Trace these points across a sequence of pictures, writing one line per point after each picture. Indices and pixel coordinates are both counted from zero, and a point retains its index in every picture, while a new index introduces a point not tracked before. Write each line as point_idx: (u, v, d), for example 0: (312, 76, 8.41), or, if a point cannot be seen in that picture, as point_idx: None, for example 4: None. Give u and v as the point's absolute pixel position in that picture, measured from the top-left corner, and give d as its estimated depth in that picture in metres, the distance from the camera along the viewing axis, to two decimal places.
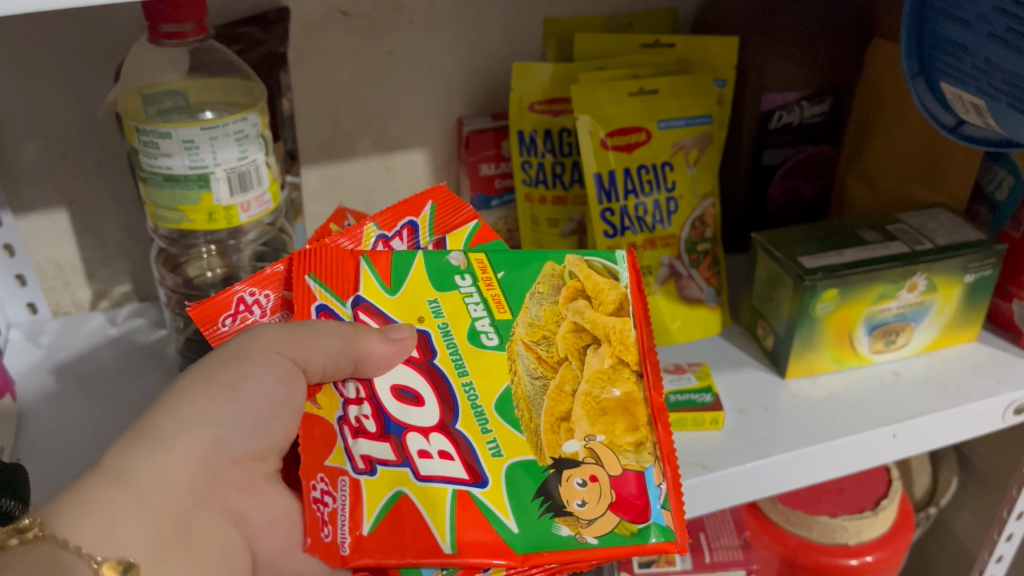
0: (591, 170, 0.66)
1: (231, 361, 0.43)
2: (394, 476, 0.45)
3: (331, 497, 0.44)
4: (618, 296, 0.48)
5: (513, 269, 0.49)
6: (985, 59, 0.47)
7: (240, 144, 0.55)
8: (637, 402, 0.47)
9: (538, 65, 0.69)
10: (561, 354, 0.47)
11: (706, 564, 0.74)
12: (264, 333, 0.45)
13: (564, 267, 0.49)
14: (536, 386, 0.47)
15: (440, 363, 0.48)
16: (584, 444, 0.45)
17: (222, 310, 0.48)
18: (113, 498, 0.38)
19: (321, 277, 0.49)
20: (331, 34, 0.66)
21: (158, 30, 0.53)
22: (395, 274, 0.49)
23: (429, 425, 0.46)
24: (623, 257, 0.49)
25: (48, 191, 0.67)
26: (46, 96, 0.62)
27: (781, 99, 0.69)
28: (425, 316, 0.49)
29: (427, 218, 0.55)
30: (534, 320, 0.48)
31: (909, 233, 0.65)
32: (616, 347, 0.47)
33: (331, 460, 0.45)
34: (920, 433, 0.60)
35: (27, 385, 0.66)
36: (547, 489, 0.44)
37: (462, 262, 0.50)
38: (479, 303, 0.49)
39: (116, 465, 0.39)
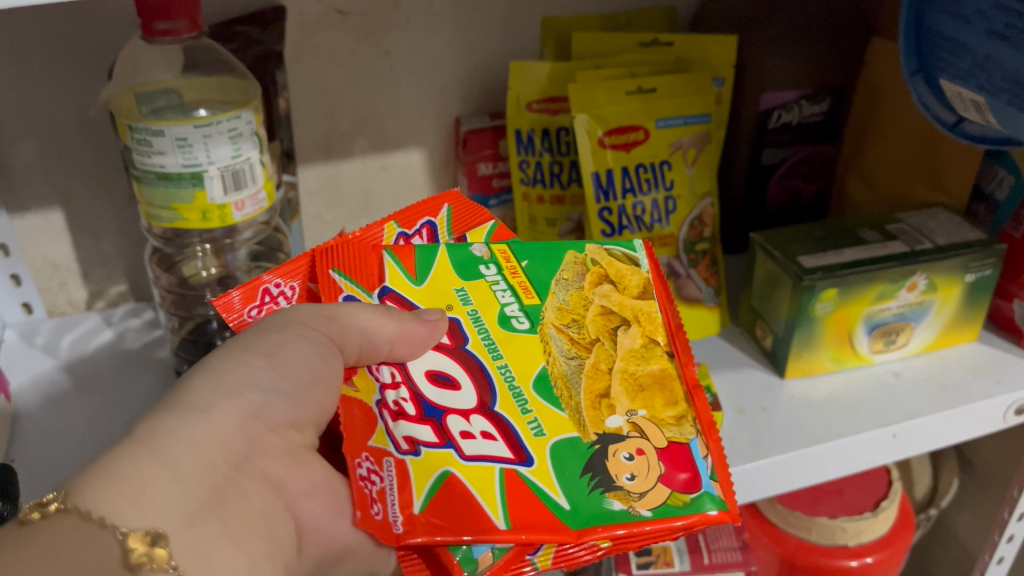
0: (588, 170, 0.66)
1: (269, 332, 0.43)
2: (439, 457, 0.43)
3: (379, 476, 0.41)
4: (641, 280, 0.50)
5: (536, 259, 0.51)
6: (983, 56, 0.46)
7: (234, 142, 0.55)
8: (673, 377, 0.47)
9: (534, 64, 0.68)
10: (592, 336, 0.48)
11: (705, 565, 0.72)
12: (300, 311, 0.45)
13: (586, 255, 0.51)
14: (572, 366, 0.47)
15: (473, 348, 0.47)
16: (627, 419, 0.45)
17: (246, 301, 0.48)
18: (141, 462, 0.35)
19: (345, 271, 0.48)
20: (328, 33, 0.66)
21: (152, 28, 0.52)
22: (420, 266, 0.50)
23: (469, 407, 0.45)
24: (640, 245, 0.52)
25: (43, 191, 0.66)
26: (40, 96, 0.62)
27: (779, 99, 0.69)
28: (453, 304, 0.49)
29: (445, 218, 0.55)
30: (563, 304, 0.49)
31: (908, 233, 0.65)
32: (647, 326, 0.48)
33: (374, 440, 0.43)
34: (919, 435, 0.59)
35: (24, 385, 0.65)
36: (595, 465, 0.43)
37: (485, 253, 0.51)
38: (507, 291, 0.49)
39: (146, 431, 0.37)
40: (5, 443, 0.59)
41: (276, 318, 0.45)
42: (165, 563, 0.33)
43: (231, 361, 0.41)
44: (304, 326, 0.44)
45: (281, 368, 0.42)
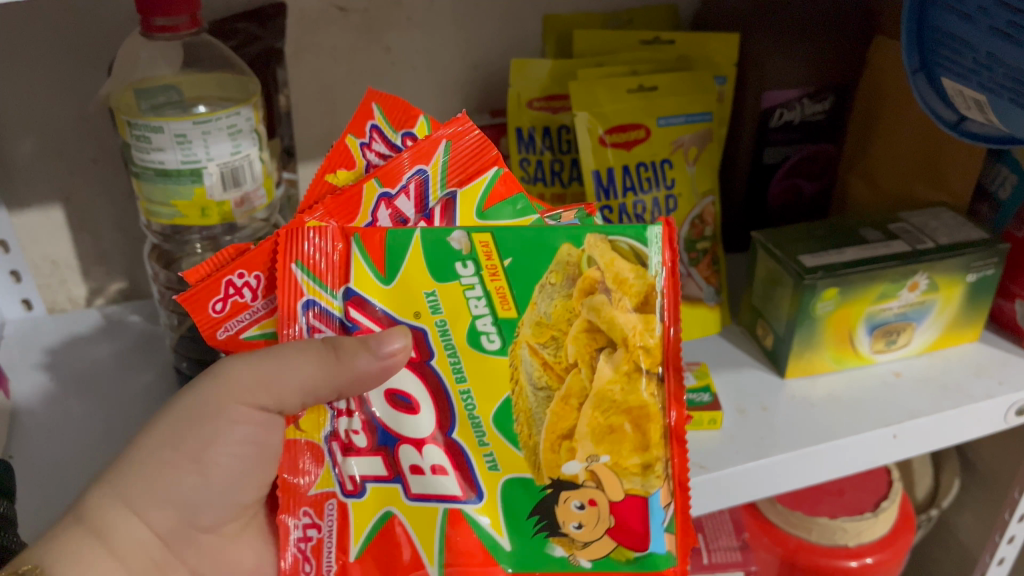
0: (589, 168, 0.66)
1: (201, 424, 0.43)
2: (383, 496, 0.45)
3: (317, 529, 0.45)
4: (643, 288, 0.41)
5: (522, 255, 0.42)
6: (986, 54, 0.46)
7: (234, 138, 0.55)
8: (652, 416, 0.42)
9: (535, 62, 0.68)
10: (569, 360, 0.42)
11: (703, 564, 0.74)
12: (235, 371, 0.42)
13: (582, 251, 0.41)
14: (539, 399, 0.43)
15: (438, 365, 0.43)
16: (585, 466, 0.43)
17: (209, 295, 0.42)
18: (89, 547, 0.41)
19: (309, 266, 0.43)
20: (328, 30, 0.66)
21: (151, 24, 0.52)
22: (390, 261, 0.42)
23: (423, 437, 0.44)
24: (656, 234, 0.40)
25: (43, 187, 0.66)
26: (41, 91, 0.62)
27: (782, 97, 0.69)
28: (422, 311, 0.43)
29: (439, 165, 0.48)
30: (542, 318, 0.42)
31: (910, 233, 0.64)
32: (637, 353, 0.42)
33: (317, 487, 0.45)
34: (919, 436, 0.59)
35: (22, 382, 0.65)
36: (545, 509, 0.44)
37: (465, 245, 0.42)
38: (482, 299, 0.42)
39: (96, 520, 0.41)
40: (4, 439, 0.59)
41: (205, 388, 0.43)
42: None
43: (161, 458, 0.42)
44: (235, 402, 0.42)
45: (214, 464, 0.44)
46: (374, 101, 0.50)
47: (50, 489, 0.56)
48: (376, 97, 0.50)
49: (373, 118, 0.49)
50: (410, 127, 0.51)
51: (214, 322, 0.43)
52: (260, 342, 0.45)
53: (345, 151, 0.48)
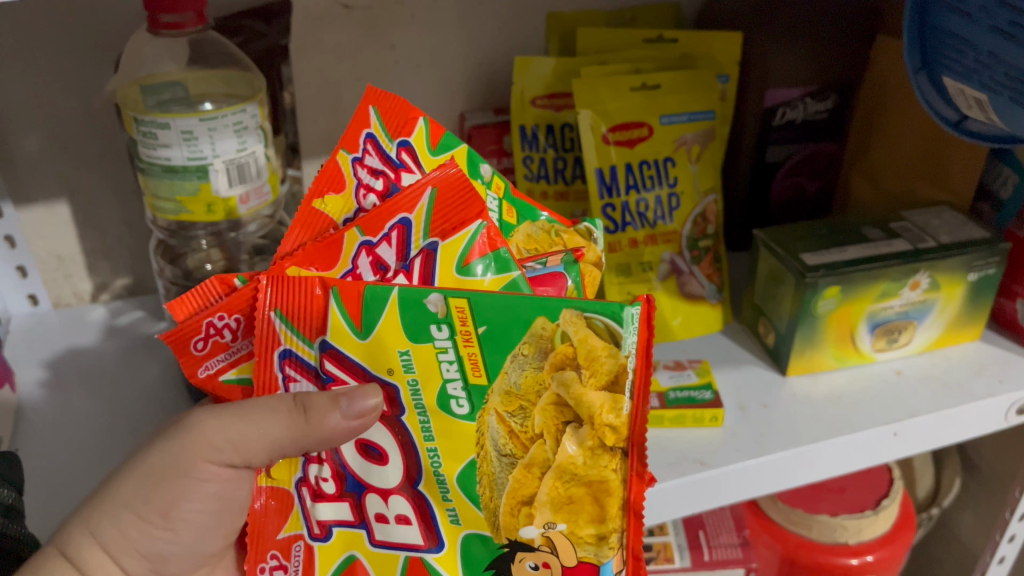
0: (591, 166, 0.66)
1: (175, 477, 0.43)
2: (348, 539, 0.44)
3: (283, 570, 0.45)
4: (615, 368, 0.38)
5: (497, 324, 0.39)
6: (987, 53, 0.46)
7: (239, 135, 0.55)
8: (612, 490, 0.40)
9: (538, 60, 0.68)
10: (535, 430, 0.40)
11: (705, 561, 0.74)
12: (205, 426, 0.42)
13: (557, 325, 0.38)
14: (502, 464, 0.41)
15: (408, 422, 0.41)
16: (542, 532, 0.41)
17: (189, 335, 0.41)
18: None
19: (287, 314, 0.41)
20: (332, 28, 0.66)
21: (158, 21, 0.53)
22: (366, 316, 0.40)
23: (389, 487, 0.43)
24: (633, 315, 0.38)
25: (49, 182, 0.67)
26: (47, 88, 0.62)
27: (784, 96, 0.69)
28: (395, 368, 0.41)
29: (424, 213, 0.44)
30: (512, 387, 0.40)
31: (912, 231, 0.65)
32: (604, 429, 0.39)
33: (286, 529, 0.45)
34: (919, 435, 0.59)
35: (27, 377, 0.66)
36: (501, 564, 0.43)
37: (440, 309, 0.39)
38: (454, 363, 0.40)
39: (79, 557, 0.43)
40: (9, 433, 0.60)
41: (173, 444, 0.43)
42: None
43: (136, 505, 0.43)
44: (203, 459, 0.43)
45: (182, 517, 0.44)
46: (371, 104, 0.48)
47: (54, 484, 0.57)
48: (372, 99, 0.49)
49: (369, 125, 0.48)
50: (406, 135, 0.49)
51: (194, 361, 0.42)
52: (237, 386, 0.43)
53: (336, 170, 0.46)
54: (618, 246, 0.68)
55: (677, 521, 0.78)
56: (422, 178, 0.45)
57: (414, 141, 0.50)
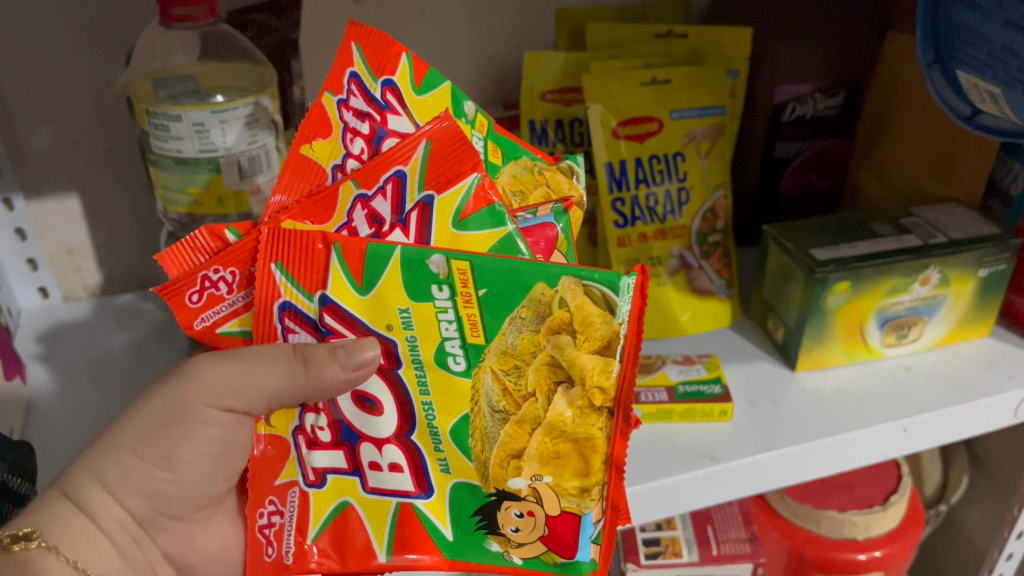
0: (601, 160, 0.66)
1: (176, 421, 0.43)
2: (342, 486, 0.44)
3: (280, 515, 0.45)
4: (609, 334, 0.38)
5: (497, 285, 0.39)
6: (1001, 48, 0.46)
7: (250, 128, 0.55)
8: (597, 446, 0.40)
9: (548, 54, 0.68)
10: (528, 389, 0.40)
11: (712, 556, 0.73)
12: (206, 373, 0.42)
13: (555, 292, 0.38)
14: (495, 419, 0.41)
15: (404, 375, 0.42)
16: (529, 483, 0.41)
17: (184, 287, 0.40)
18: (71, 517, 0.43)
19: (288, 268, 0.41)
20: (342, 22, 0.66)
21: (170, 14, 0.53)
22: (367, 272, 0.40)
23: (384, 437, 0.43)
24: (629, 284, 0.38)
25: (60, 176, 0.67)
26: (59, 81, 0.63)
27: (794, 92, 0.69)
28: (394, 324, 0.41)
29: (419, 166, 0.43)
30: (509, 348, 0.40)
31: (922, 227, 0.65)
32: (594, 389, 0.39)
33: (282, 476, 0.45)
34: (929, 430, 0.59)
35: (39, 368, 0.66)
36: (486, 511, 0.43)
37: (442, 270, 0.39)
38: (453, 323, 0.40)
39: (82, 498, 0.43)
40: (21, 423, 0.60)
41: (177, 387, 0.43)
42: None
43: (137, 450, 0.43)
44: (205, 404, 0.43)
45: (180, 465, 0.45)
46: (353, 41, 0.47)
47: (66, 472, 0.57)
48: (352, 36, 0.47)
49: (352, 63, 0.46)
50: (390, 74, 0.48)
51: (190, 314, 0.41)
52: (236, 338, 0.43)
53: (322, 113, 0.45)
54: (627, 240, 0.67)
55: (685, 516, 0.77)
56: (417, 131, 0.44)
57: (399, 79, 0.49)
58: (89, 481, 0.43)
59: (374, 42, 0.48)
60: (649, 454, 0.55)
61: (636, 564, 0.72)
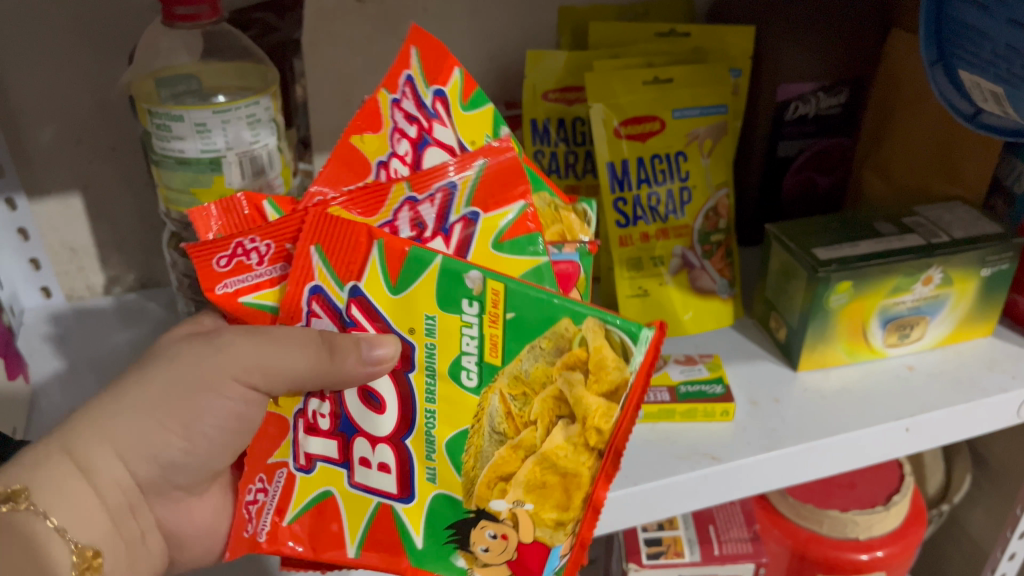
0: (603, 159, 0.66)
1: (195, 392, 0.44)
2: (328, 476, 0.45)
3: (264, 493, 0.46)
4: (619, 380, 0.38)
5: (528, 312, 0.39)
6: (1005, 46, 0.46)
7: (252, 128, 0.55)
8: (582, 484, 0.40)
9: (549, 53, 0.68)
10: (531, 416, 0.40)
11: (715, 556, 0.73)
12: (237, 347, 0.42)
13: (578, 329, 0.38)
14: (491, 440, 0.41)
15: (415, 380, 0.42)
16: (510, 507, 0.41)
17: (217, 250, 0.42)
18: (70, 476, 0.42)
19: (327, 253, 0.41)
20: (345, 21, 0.66)
21: (172, 13, 0.53)
22: (403, 275, 0.40)
23: (379, 435, 0.43)
24: (648, 338, 0.38)
25: (63, 175, 0.67)
26: (62, 81, 0.63)
27: (796, 90, 0.69)
28: (417, 329, 0.41)
29: (472, 183, 0.44)
30: (521, 373, 0.40)
31: (925, 226, 0.64)
32: (593, 429, 0.39)
33: (276, 456, 0.45)
34: (931, 429, 0.59)
35: (41, 367, 0.66)
36: (461, 526, 0.42)
37: (477, 287, 0.39)
38: (474, 339, 0.40)
39: (85, 458, 0.42)
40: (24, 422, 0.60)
41: (206, 354, 0.43)
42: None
43: (152, 417, 0.43)
44: (230, 377, 0.43)
45: (196, 435, 0.45)
46: (413, 45, 0.49)
47: None
48: (412, 42, 0.49)
49: (410, 67, 0.49)
50: (442, 84, 0.49)
51: (216, 277, 0.42)
52: (260, 311, 0.43)
53: (375, 110, 0.48)
54: (629, 240, 0.68)
55: (687, 515, 0.77)
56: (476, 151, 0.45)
57: (450, 91, 0.49)
58: (99, 441, 0.43)
59: (433, 51, 0.50)
60: (651, 453, 0.55)
61: (638, 564, 0.72)
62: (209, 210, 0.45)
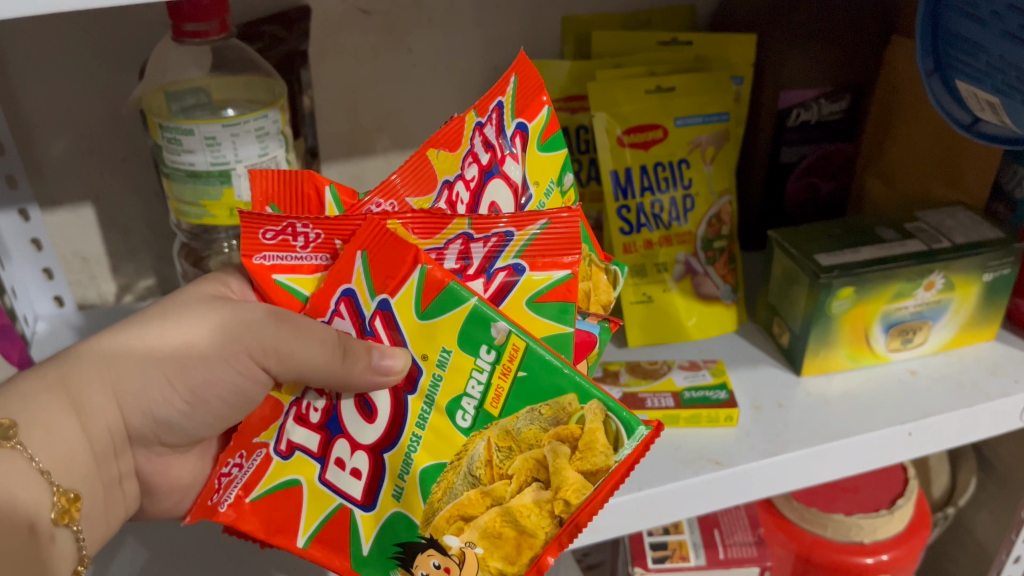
0: (607, 167, 0.66)
1: (196, 360, 0.45)
2: (301, 466, 0.45)
3: (239, 469, 0.46)
4: (602, 464, 0.40)
5: (541, 376, 0.40)
6: (1000, 58, 0.47)
7: (261, 141, 0.56)
8: (535, 546, 0.41)
9: (555, 63, 0.69)
10: (508, 471, 0.41)
11: (720, 560, 0.74)
12: (260, 326, 0.44)
13: (579, 407, 0.40)
14: (465, 480, 0.41)
15: (411, 403, 0.42)
16: (461, 545, 0.42)
17: (266, 222, 0.43)
18: (61, 413, 0.43)
19: (370, 261, 0.42)
20: (351, 31, 0.67)
21: (182, 29, 0.54)
22: (435, 306, 0.41)
23: (361, 442, 0.44)
24: (641, 434, 0.40)
25: (75, 187, 0.68)
26: (74, 95, 0.64)
27: (798, 97, 0.69)
28: (429, 356, 0.41)
29: (528, 238, 0.44)
30: (512, 429, 0.40)
31: (926, 231, 0.65)
32: (562, 500, 0.40)
33: (261, 437, 0.46)
34: (934, 432, 0.59)
35: None
36: (409, 547, 0.43)
37: (500, 337, 0.40)
38: (481, 384, 0.41)
39: (81, 398, 0.44)
40: None
41: (226, 326, 0.45)
42: (67, 522, 0.43)
43: (153, 371, 0.44)
44: (245, 353, 0.44)
45: (199, 403, 0.46)
46: (513, 74, 0.51)
47: None
48: (517, 68, 0.51)
49: (503, 94, 0.50)
50: (525, 119, 0.51)
51: (257, 246, 0.44)
52: (289, 293, 0.45)
53: (458, 129, 0.48)
54: (632, 247, 0.68)
55: (692, 520, 0.78)
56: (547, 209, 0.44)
57: (532, 127, 0.51)
58: (97, 383, 0.44)
59: (532, 84, 0.52)
60: (654, 459, 0.56)
61: (643, 568, 0.73)
62: (273, 172, 0.48)
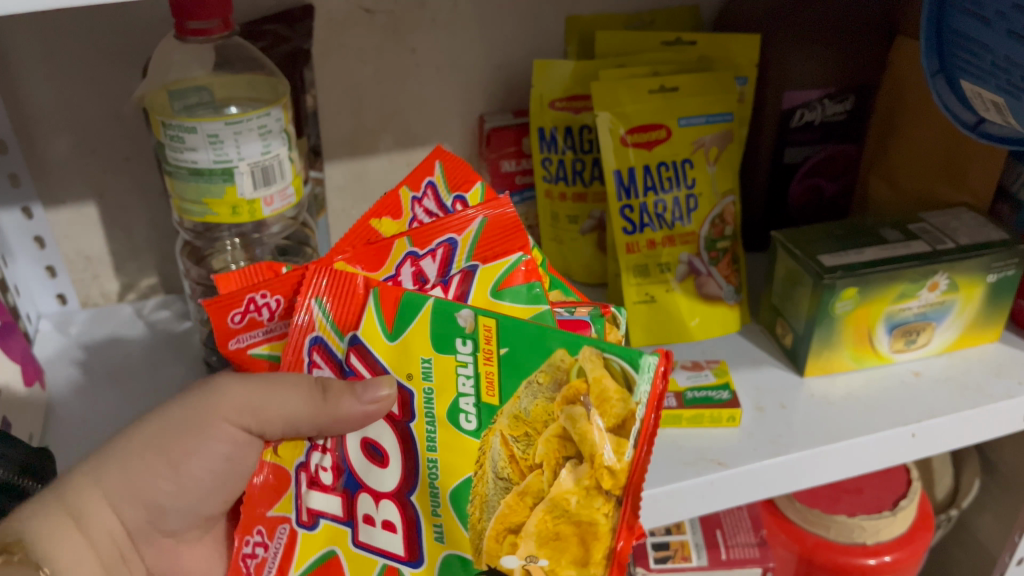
0: (610, 167, 0.66)
1: (182, 435, 0.45)
2: (331, 534, 0.45)
3: (263, 549, 0.45)
4: (625, 412, 0.39)
5: (519, 347, 0.40)
6: (1004, 58, 0.47)
7: (263, 138, 0.56)
8: (602, 529, 0.41)
9: (557, 62, 0.69)
10: (536, 460, 0.41)
11: (721, 560, 0.74)
12: (231, 391, 0.45)
13: (575, 359, 0.39)
14: (496, 488, 0.41)
15: (416, 429, 0.43)
16: (523, 563, 0.41)
17: (229, 309, 0.44)
18: (62, 525, 0.43)
19: (329, 304, 0.44)
20: (354, 31, 0.67)
21: (185, 27, 0.54)
22: (399, 319, 0.42)
23: (383, 491, 0.44)
24: (651, 363, 0.39)
25: (78, 185, 0.68)
26: (78, 92, 0.64)
27: (802, 97, 0.69)
28: (414, 374, 0.42)
29: (469, 239, 0.47)
30: (523, 412, 0.41)
31: (931, 232, 0.65)
32: (603, 471, 0.40)
33: (276, 509, 0.45)
34: (937, 435, 0.59)
35: (56, 375, 0.67)
36: None
37: (469, 324, 0.41)
38: (470, 378, 0.41)
39: (77, 504, 0.44)
40: (40, 429, 0.61)
41: (197, 404, 0.45)
42: None
43: (138, 461, 0.45)
44: (222, 417, 0.45)
45: (186, 477, 0.46)
46: (437, 159, 0.53)
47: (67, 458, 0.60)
48: (438, 155, 0.53)
49: (432, 173, 0.53)
50: (463, 190, 0.53)
51: (228, 333, 0.45)
52: (262, 360, 0.46)
53: (397, 201, 0.51)
54: (636, 246, 0.68)
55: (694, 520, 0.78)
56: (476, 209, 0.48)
57: (470, 196, 0.53)
58: (89, 486, 0.44)
59: (460, 167, 0.54)
60: (657, 460, 0.56)
61: (644, 568, 0.73)
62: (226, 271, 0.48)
